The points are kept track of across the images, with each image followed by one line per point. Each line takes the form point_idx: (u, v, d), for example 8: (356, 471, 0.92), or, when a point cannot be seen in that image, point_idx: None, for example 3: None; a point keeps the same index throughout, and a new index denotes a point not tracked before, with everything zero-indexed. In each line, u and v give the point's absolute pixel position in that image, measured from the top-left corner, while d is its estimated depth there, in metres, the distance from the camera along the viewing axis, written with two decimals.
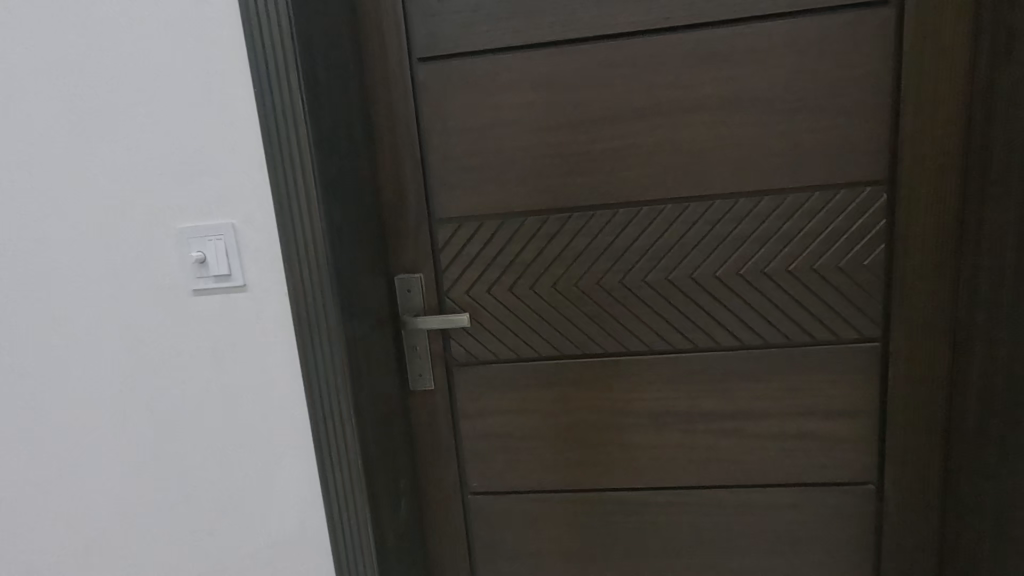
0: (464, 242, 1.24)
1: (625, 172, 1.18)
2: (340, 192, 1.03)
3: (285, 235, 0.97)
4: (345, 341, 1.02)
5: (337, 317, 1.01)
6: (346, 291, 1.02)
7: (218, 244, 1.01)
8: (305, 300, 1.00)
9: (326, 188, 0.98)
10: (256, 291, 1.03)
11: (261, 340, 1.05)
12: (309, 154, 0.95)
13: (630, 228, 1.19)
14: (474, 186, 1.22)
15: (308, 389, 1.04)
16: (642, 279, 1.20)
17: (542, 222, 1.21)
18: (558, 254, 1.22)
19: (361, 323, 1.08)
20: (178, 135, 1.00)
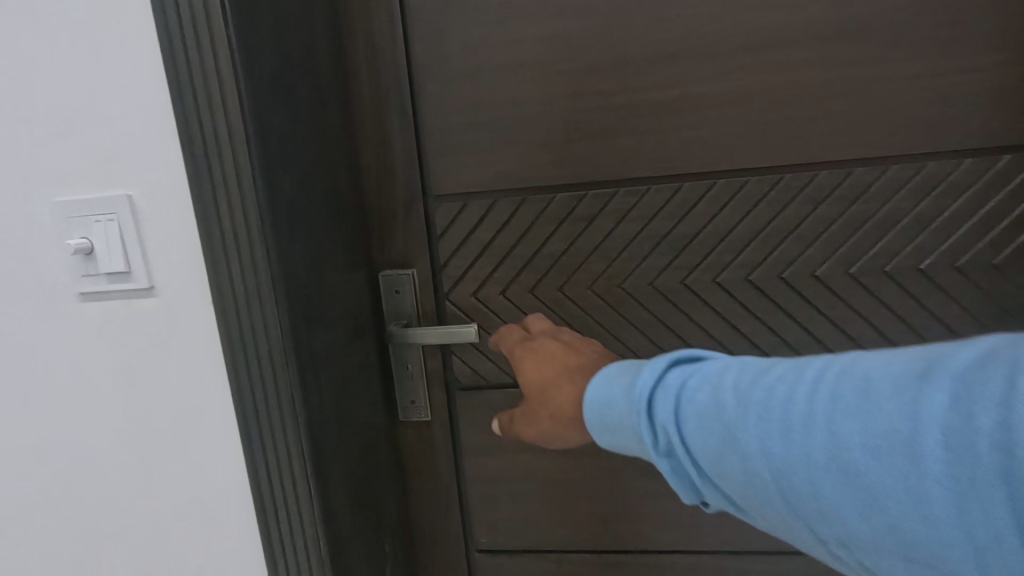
0: (469, 228, 0.93)
1: (693, 130, 0.85)
2: (290, 155, 0.70)
3: (205, 212, 0.66)
4: (298, 368, 0.71)
5: (284, 333, 0.69)
6: (298, 296, 0.71)
7: (108, 228, 0.69)
8: (238, 308, 0.69)
9: (265, 147, 0.65)
10: (169, 295, 0.71)
11: (179, 364, 0.74)
12: (234, 90, 0.62)
13: (698, 209, 0.87)
14: (483, 152, 0.90)
15: (248, 431, 0.74)
16: (712, 280, 0.88)
17: (576, 202, 0.89)
18: (596, 245, 0.90)
19: (325, 339, 0.77)
20: (44, 64, 0.67)
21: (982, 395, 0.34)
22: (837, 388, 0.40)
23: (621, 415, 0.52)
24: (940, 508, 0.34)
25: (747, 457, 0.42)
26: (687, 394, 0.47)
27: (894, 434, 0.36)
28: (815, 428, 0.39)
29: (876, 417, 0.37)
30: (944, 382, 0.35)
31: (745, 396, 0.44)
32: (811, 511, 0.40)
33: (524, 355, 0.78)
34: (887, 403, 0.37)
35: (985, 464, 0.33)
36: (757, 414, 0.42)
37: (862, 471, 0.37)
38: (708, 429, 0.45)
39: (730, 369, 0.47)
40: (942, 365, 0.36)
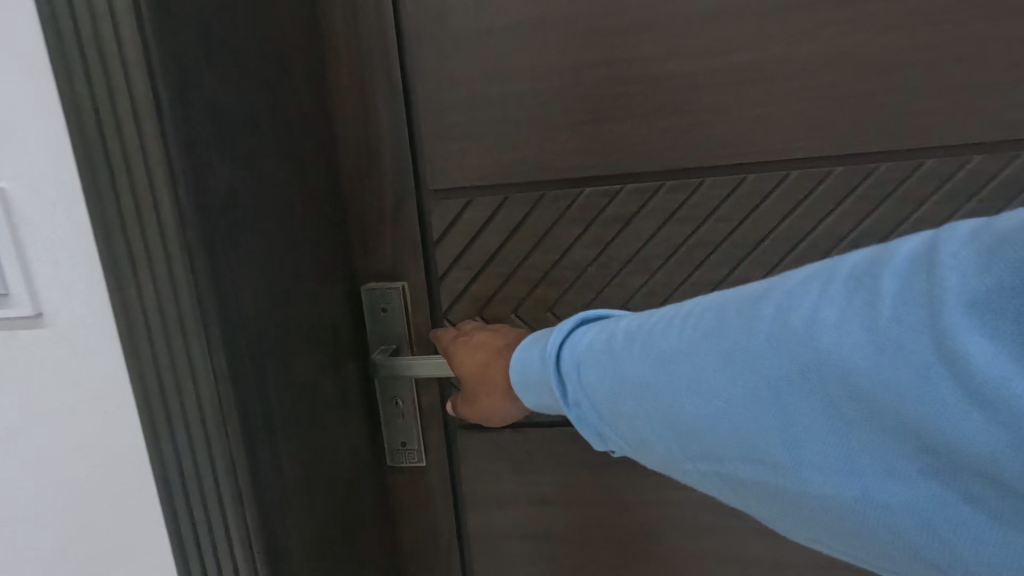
0: (473, 232, 0.74)
1: (762, 107, 0.66)
2: (229, 137, 0.52)
3: (101, 209, 0.47)
4: (242, 427, 0.52)
5: (219, 382, 0.50)
6: (240, 330, 0.52)
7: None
8: (152, 343, 0.49)
9: (186, 123, 0.47)
10: (61, 325, 0.52)
11: (73, 421, 0.54)
12: (135, 32, 0.43)
13: (765, 208, 0.68)
14: (492, 138, 0.72)
15: (168, 512, 0.53)
16: None
17: (608, 199, 0.71)
18: (633, 254, 0.72)
19: (283, 382, 0.58)
20: None
21: (800, 305, 0.38)
22: (696, 315, 0.43)
23: (536, 367, 0.53)
24: (767, 402, 0.38)
25: (625, 382, 0.45)
26: (582, 338, 0.50)
27: (736, 346, 0.40)
28: (677, 350, 0.43)
29: (724, 332, 0.40)
30: (775, 299, 0.39)
31: (628, 333, 0.47)
32: (672, 422, 0.43)
33: (454, 344, 0.68)
34: (731, 321, 0.40)
35: (802, 369, 0.37)
36: (633, 345, 0.46)
37: (709, 379, 0.40)
38: (599, 367, 0.47)
39: (620, 316, 0.50)
40: (777, 284, 0.40)
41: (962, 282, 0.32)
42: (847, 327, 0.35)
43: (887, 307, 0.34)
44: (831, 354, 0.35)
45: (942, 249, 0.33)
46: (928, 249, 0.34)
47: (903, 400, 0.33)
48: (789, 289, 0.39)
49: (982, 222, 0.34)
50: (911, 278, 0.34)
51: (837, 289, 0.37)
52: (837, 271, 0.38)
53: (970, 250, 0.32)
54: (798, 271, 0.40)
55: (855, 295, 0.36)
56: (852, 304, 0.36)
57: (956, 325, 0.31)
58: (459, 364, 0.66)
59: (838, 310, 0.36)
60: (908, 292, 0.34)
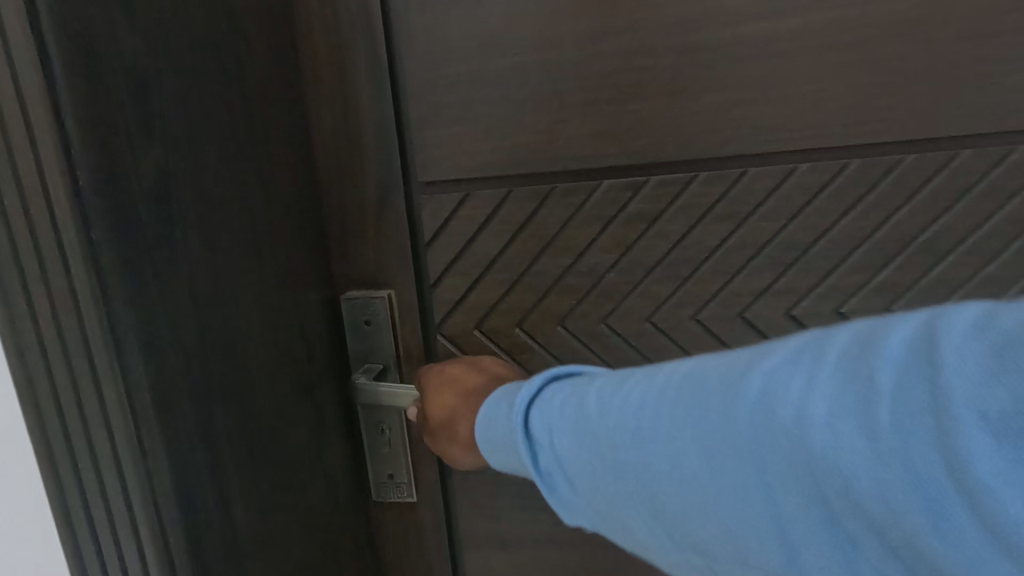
0: (471, 232, 0.64)
1: (817, 82, 0.55)
2: (158, 114, 0.41)
3: None
4: (174, 481, 0.41)
5: (140, 425, 0.39)
6: (173, 358, 0.41)
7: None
8: (49, 369, 0.38)
9: (91, 88, 0.36)
10: None
11: None
12: None
13: (820, 203, 0.57)
14: (494, 121, 0.61)
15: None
16: (834, 312, 0.60)
17: (630, 193, 0.60)
18: (659, 258, 0.61)
19: (234, 422, 0.47)
20: None
21: (783, 396, 0.30)
22: (663, 394, 0.35)
23: (502, 429, 0.44)
24: (747, 516, 0.31)
25: (586, 467, 0.38)
26: (544, 404, 0.41)
27: (712, 440, 0.32)
28: (643, 436, 0.35)
29: (696, 420, 0.33)
30: (752, 382, 0.31)
31: (592, 405, 0.38)
32: (642, 523, 0.36)
33: (429, 377, 0.61)
34: (705, 406, 0.33)
35: (792, 476, 0.29)
36: (597, 422, 0.37)
37: (683, 483, 0.33)
38: (555, 443, 0.40)
39: (584, 379, 0.41)
40: (756, 361, 0.33)
41: (976, 393, 0.25)
42: (841, 431, 0.28)
43: (888, 409, 0.27)
44: (824, 466, 0.28)
45: (948, 341, 0.26)
46: (934, 339, 0.27)
47: (913, 533, 0.26)
48: (770, 368, 0.31)
49: (1000, 307, 0.26)
50: (912, 376, 0.27)
51: (826, 381, 0.29)
52: (826, 353, 0.30)
53: (987, 350, 0.25)
54: (781, 345, 0.32)
55: (849, 388, 0.28)
56: (847, 399, 0.28)
57: (973, 450, 0.24)
58: (430, 402, 0.60)
59: (831, 410, 0.28)
60: (911, 397, 0.26)
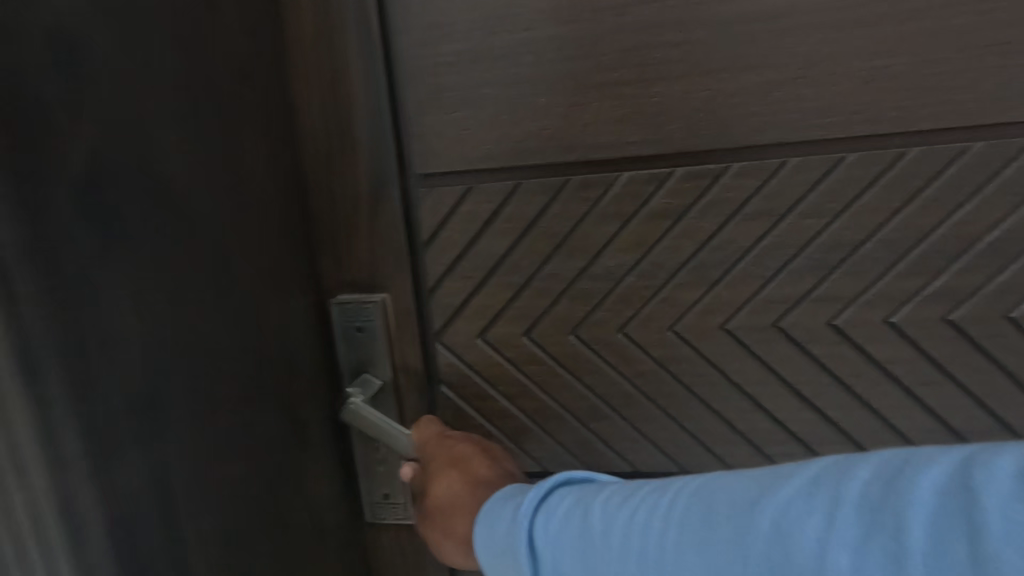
0: (475, 230, 0.57)
1: (874, 56, 0.48)
2: (88, 116, 0.36)
3: None
4: (106, 537, 0.36)
5: (64, 474, 0.34)
6: (108, 396, 0.36)
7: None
8: None
9: (2, 87, 0.32)
10: None
11: None
12: None
13: (870, 198, 0.50)
14: (501, 104, 0.54)
15: None
16: (884, 322, 0.53)
17: (653, 187, 0.53)
18: (684, 260, 0.55)
19: (191, 463, 0.42)
20: None
21: (802, 536, 0.30)
22: (674, 514, 0.34)
23: (505, 540, 0.40)
24: None
25: None
26: (548, 509, 0.39)
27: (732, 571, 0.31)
28: (658, 557, 0.34)
29: (712, 551, 0.32)
30: (768, 513, 0.31)
31: (599, 516, 0.37)
32: None
33: (438, 450, 0.54)
34: (723, 534, 0.32)
35: None
36: (610, 536, 0.36)
37: None
38: (565, 554, 0.37)
39: (593, 486, 0.40)
40: (772, 490, 0.32)
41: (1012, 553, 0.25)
42: None
43: (918, 561, 0.27)
44: None
45: (977, 493, 0.26)
46: (958, 486, 0.27)
47: None
48: (789, 503, 0.31)
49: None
50: (942, 530, 0.27)
51: (848, 521, 0.29)
52: (847, 490, 0.30)
53: (1016, 509, 0.25)
54: (799, 474, 0.32)
55: (873, 534, 0.28)
56: (870, 547, 0.28)
57: None
58: (432, 483, 0.53)
59: (855, 555, 0.28)
60: (942, 548, 0.26)
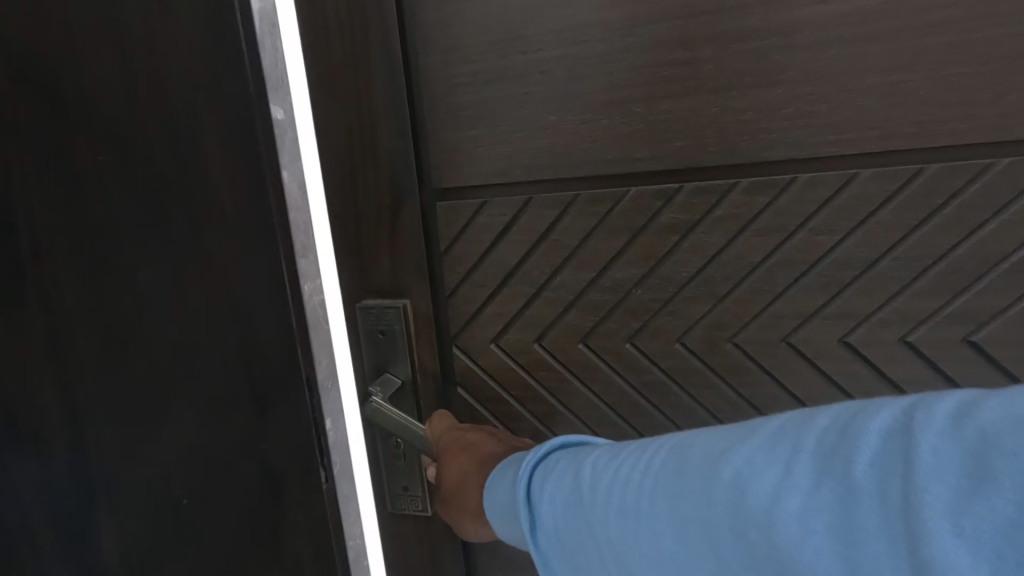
0: (488, 241, 0.60)
1: (890, 72, 0.47)
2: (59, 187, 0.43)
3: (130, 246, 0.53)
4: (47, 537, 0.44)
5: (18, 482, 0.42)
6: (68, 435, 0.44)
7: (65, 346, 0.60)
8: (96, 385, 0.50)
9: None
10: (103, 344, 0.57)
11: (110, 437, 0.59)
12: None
13: (886, 215, 0.49)
14: (514, 123, 0.56)
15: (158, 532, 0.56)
16: (899, 340, 0.52)
17: (660, 203, 0.54)
18: (692, 274, 0.55)
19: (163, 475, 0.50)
20: None
21: (757, 486, 0.30)
22: (652, 470, 0.36)
23: (508, 499, 0.46)
24: None
25: (586, 537, 0.38)
26: (544, 470, 0.44)
27: (697, 522, 0.33)
28: (637, 507, 0.36)
29: (682, 500, 0.34)
30: (731, 465, 0.32)
31: (589, 475, 0.40)
32: None
33: (447, 440, 0.58)
34: (690, 487, 0.33)
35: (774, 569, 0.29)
36: (593, 494, 0.39)
37: (675, 563, 0.33)
38: (558, 508, 0.41)
39: (588, 448, 0.44)
40: (739, 444, 0.33)
41: (945, 490, 0.24)
42: (815, 526, 0.28)
43: (865, 505, 0.27)
44: (803, 564, 0.28)
45: (916, 435, 0.26)
46: (905, 429, 0.27)
47: None
48: (749, 454, 0.32)
49: (971, 401, 0.26)
50: (886, 472, 0.26)
51: (802, 470, 0.29)
52: (802, 441, 0.30)
53: (955, 447, 0.25)
54: (762, 429, 0.33)
55: (823, 480, 0.28)
56: (821, 493, 0.28)
57: (947, 558, 0.23)
58: (443, 468, 0.57)
59: (803, 502, 0.28)
60: (884, 488, 0.26)
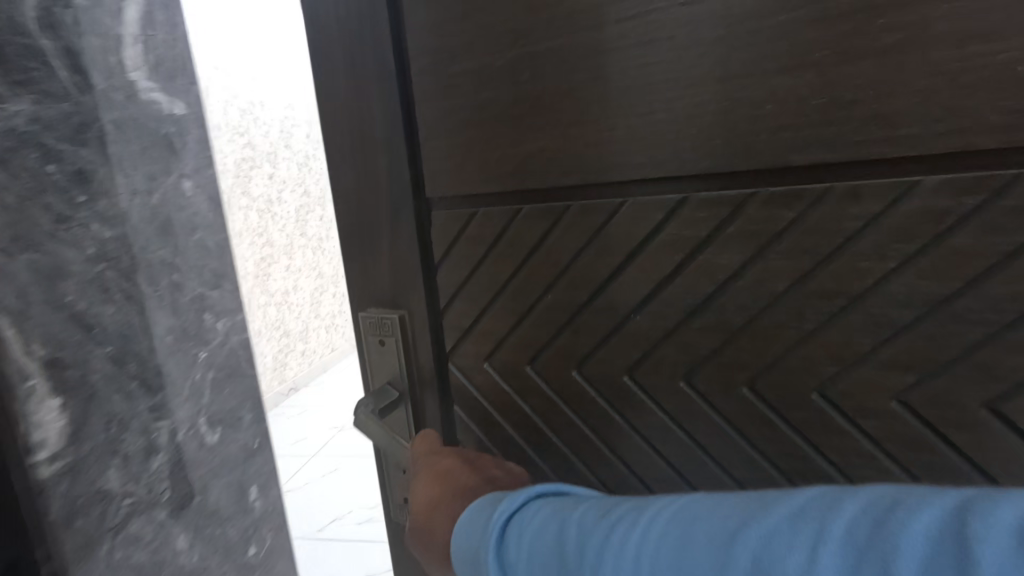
0: (480, 254, 0.56)
1: (968, 42, 0.34)
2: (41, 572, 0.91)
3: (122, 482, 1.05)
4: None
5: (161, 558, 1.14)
6: None
7: (183, 347, 1.21)
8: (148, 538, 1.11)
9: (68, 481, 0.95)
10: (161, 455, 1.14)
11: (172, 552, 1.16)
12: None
13: (960, 239, 0.36)
14: (502, 123, 0.50)
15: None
16: (982, 407, 0.38)
17: (662, 216, 0.45)
18: (699, 303, 0.46)
19: None
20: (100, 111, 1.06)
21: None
22: (650, 535, 0.30)
23: (472, 546, 0.38)
24: None
25: None
26: (523, 518, 0.36)
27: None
28: None
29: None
30: (749, 545, 0.26)
31: (572, 535, 0.33)
32: None
33: (427, 464, 0.55)
34: (696, 563, 0.28)
35: None
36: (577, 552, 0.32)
37: None
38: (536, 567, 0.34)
39: (570, 499, 0.36)
40: (753, 518, 0.27)
41: None
42: None
43: None
44: None
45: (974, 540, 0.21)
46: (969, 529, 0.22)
47: None
48: (770, 534, 0.26)
49: None
50: None
51: (834, 563, 0.24)
52: (830, 526, 0.25)
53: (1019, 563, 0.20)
54: (781, 504, 0.27)
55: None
56: None
57: None
58: (413, 495, 0.52)
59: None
60: None
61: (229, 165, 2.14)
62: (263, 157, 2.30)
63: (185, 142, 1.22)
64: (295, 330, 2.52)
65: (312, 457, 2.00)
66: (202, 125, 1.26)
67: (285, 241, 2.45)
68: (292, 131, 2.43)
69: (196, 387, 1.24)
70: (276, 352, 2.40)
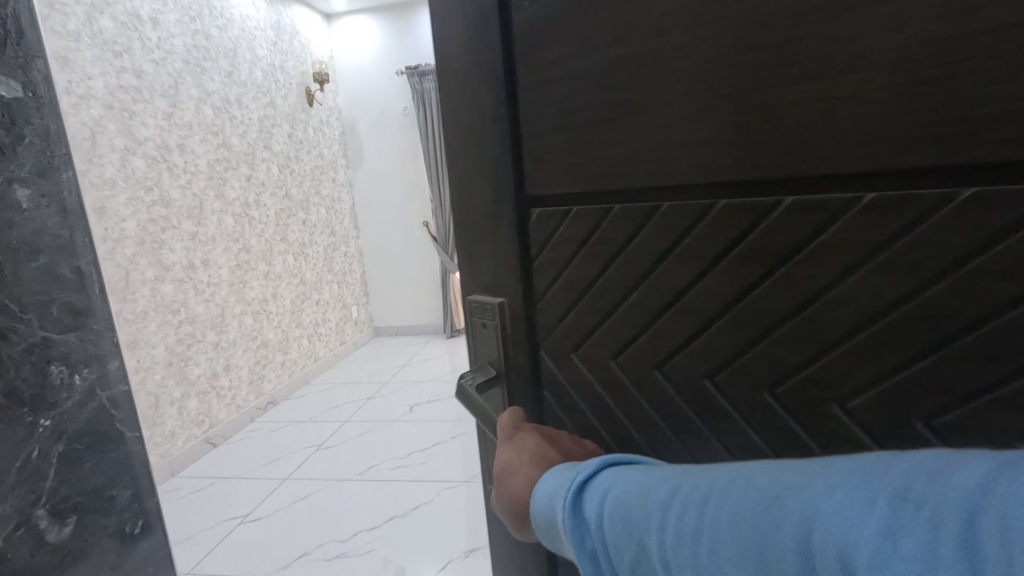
0: (570, 253, 0.54)
1: None
2: None
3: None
4: None
5: None
6: None
7: (12, 410, 1.05)
8: None
9: None
10: None
11: None
12: None
13: None
14: (595, 122, 0.49)
15: None
16: None
17: (754, 220, 0.43)
18: (788, 312, 0.43)
19: None
20: None
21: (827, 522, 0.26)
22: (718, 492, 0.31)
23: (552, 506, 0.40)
24: None
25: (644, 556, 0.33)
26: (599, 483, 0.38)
27: (756, 556, 0.28)
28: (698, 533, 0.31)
29: (748, 524, 0.29)
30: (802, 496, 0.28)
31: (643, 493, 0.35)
32: None
33: (508, 439, 0.52)
34: (753, 510, 0.29)
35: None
36: (647, 519, 0.33)
37: None
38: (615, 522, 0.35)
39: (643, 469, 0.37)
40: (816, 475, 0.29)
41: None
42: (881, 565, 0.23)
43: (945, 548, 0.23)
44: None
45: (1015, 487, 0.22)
46: (998, 489, 0.23)
47: None
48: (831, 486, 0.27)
49: None
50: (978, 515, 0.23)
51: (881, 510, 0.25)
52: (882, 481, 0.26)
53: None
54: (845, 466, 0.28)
55: (900, 517, 0.24)
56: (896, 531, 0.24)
57: None
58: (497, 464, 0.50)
59: (875, 544, 0.24)
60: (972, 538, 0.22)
61: (202, 165, 2.44)
62: (240, 158, 2.71)
63: (20, 135, 1.08)
64: (272, 338, 2.84)
65: (285, 480, 2.01)
66: (46, 115, 1.13)
67: (262, 246, 2.82)
68: (270, 131, 2.94)
69: (35, 470, 1.08)
70: (251, 361, 2.66)
